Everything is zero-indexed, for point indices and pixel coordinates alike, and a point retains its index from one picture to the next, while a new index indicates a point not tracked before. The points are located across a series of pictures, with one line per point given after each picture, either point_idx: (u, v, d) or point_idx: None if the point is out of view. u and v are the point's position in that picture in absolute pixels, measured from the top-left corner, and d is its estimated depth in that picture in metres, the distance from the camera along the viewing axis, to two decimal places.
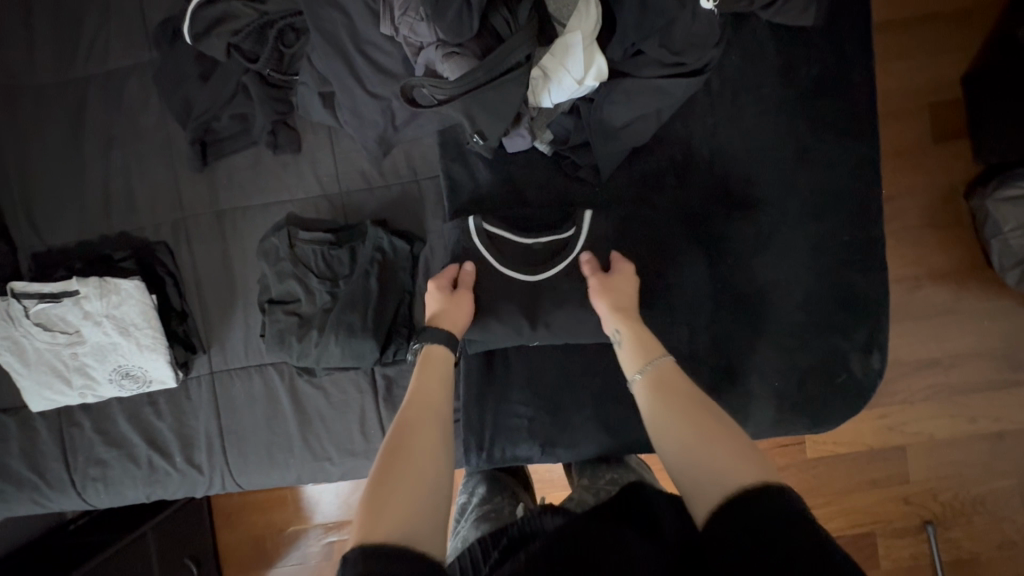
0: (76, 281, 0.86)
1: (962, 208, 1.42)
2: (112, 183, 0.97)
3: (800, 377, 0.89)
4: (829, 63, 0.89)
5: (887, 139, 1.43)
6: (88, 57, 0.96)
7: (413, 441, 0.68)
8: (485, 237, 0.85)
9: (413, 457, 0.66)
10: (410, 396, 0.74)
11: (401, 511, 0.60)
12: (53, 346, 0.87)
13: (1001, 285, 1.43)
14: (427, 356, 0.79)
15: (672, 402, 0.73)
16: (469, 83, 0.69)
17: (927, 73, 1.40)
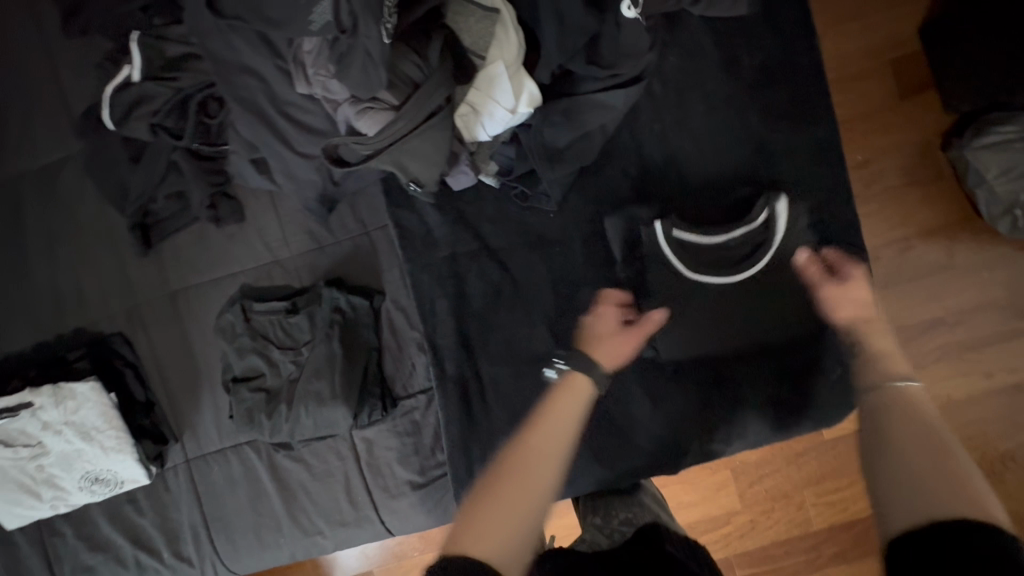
0: (30, 392, 0.83)
1: (940, 160, 1.38)
2: (59, 280, 0.94)
3: (792, 376, 0.84)
4: (771, 48, 0.85)
5: (852, 104, 1.38)
6: (18, 156, 0.94)
7: (537, 464, 0.62)
8: (675, 245, 0.81)
9: (528, 482, 0.61)
10: (544, 417, 0.68)
11: (505, 534, 0.55)
12: (16, 462, 0.84)
13: (992, 233, 1.38)
14: (572, 378, 0.72)
15: (910, 419, 0.58)
16: (391, 136, 0.68)
17: (881, 33, 1.38)
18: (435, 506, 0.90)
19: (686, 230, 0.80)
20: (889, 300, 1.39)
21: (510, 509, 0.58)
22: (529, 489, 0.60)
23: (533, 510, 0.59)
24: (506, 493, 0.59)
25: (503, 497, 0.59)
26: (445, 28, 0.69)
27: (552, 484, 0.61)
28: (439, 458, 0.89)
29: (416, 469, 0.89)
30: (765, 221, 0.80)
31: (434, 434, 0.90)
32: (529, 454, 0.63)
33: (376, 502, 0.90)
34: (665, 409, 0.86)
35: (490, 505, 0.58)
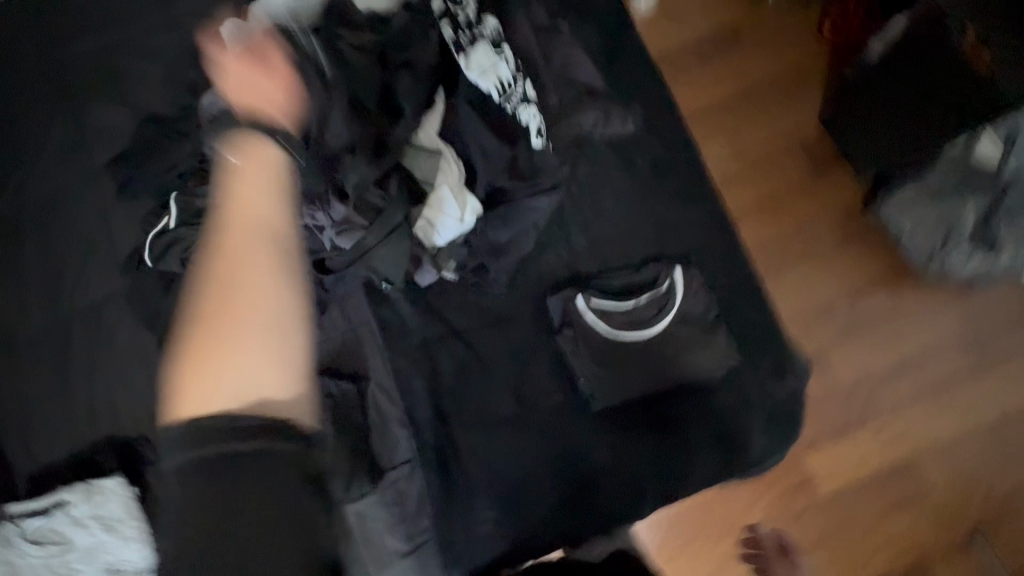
0: (65, 491, 0.97)
1: (866, 221, 1.66)
2: (95, 394, 1.10)
3: (728, 415, 0.95)
4: (660, 151, 1.08)
5: (777, 182, 1.70)
6: (72, 296, 1.15)
7: (226, 287, 0.49)
8: (597, 311, 0.97)
9: (250, 293, 0.49)
10: (228, 187, 0.53)
11: (232, 389, 0.47)
12: (45, 560, 0.94)
13: (930, 281, 1.62)
14: (254, 147, 0.56)
15: None
16: (364, 247, 0.91)
17: (787, 127, 1.73)
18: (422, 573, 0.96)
19: (600, 297, 0.98)
20: (848, 353, 1.58)
21: (237, 343, 0.48)
22: (236, 305, 0.48)
23: (275, 328, 0.49)
24: (214, 339, 0.48)
25: (217, 339, 0.48)
26: (403, 166, 0.94)
27: (261, 292, 0.49)
28: (424, 524, 0.98)
29: (403, 536, 0.98)
30: (666, 285, 0.98)
31: (418, 501, 0.99)
32: (206, 283, 0.49)
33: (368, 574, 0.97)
34: (622, 454, 0.96)
35: (207, 358, 0.47)
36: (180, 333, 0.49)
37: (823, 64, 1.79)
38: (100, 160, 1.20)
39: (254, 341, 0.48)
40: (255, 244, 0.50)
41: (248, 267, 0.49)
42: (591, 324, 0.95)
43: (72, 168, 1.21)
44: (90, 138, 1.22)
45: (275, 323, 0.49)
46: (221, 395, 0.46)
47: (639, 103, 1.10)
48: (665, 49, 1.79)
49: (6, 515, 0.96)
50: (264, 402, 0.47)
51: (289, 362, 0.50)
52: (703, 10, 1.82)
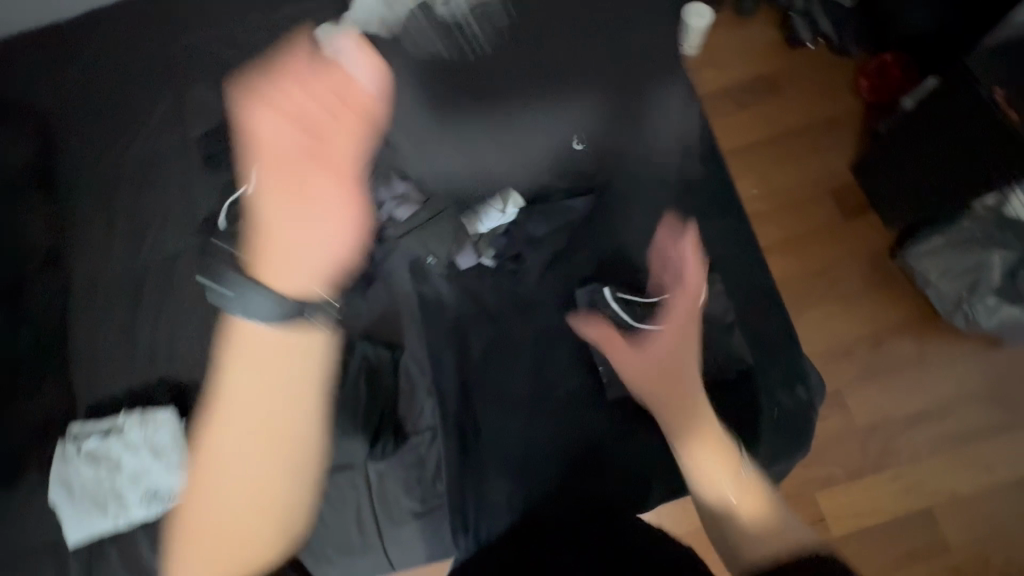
0: (120, 417, 1.06)
1: (891, 267, 1.70)
2: (161, 340, 1.23)
3: (742, 414, 0.98)
4: (691, 168, 1.17)
5: (805, 222, 1.76)
6: (152, 252, 1.29)
7: (218, 468, 0.73)
8: (621, 304, 1.04)
9: (208, 478, 0.73)
10: (218, 368, 0.76)
11: (242, 538, 0.74)
12: (96, 478, 1.03)
13: (955, 332, 1.63)
14: (240, 330, 0.75)
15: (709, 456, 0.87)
16: (415, 221, 1.09)
17: (819, 171, 1.81)
18: (431, 534, 1.02)
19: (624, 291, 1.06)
20: (866, 394, 1.59)
21: (213, 511, 0.73)
22: (231, 470, 0.72)
23: (257, 500, 0.73)
24: (214, 509, 0.73)
25: (214, 474, 0.73)
26: None
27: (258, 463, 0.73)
28: (438, 488, 1.03)
29: (417, 498, 1.03)
30: None
31: (435, 467, 1.04)
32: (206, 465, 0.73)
33: (382, 529, 1.02)
34: (633, 443, 1.01)
35: (202, 535, 0.73)
36: (192, 482, 0.75)
37: (858, 116, 1.88)
38: (191, 136, 1.37)
39: (237, 504, 0.72)
40: (222, 431, 0.73)
41: (240, 470, 0.72)
42: (615, 314, 1.02)
43: (165, 141, 1.37)
44: (184, 118, 1.39)
45: (265, 484, 0.73)
46: (226, 545, 0.73)
47: (675, 119, 1.18)
48: (707, 91, 1.91)
49: (68, 434, 1.07)
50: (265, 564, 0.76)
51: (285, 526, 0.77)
52: (744, 58, 1.94)
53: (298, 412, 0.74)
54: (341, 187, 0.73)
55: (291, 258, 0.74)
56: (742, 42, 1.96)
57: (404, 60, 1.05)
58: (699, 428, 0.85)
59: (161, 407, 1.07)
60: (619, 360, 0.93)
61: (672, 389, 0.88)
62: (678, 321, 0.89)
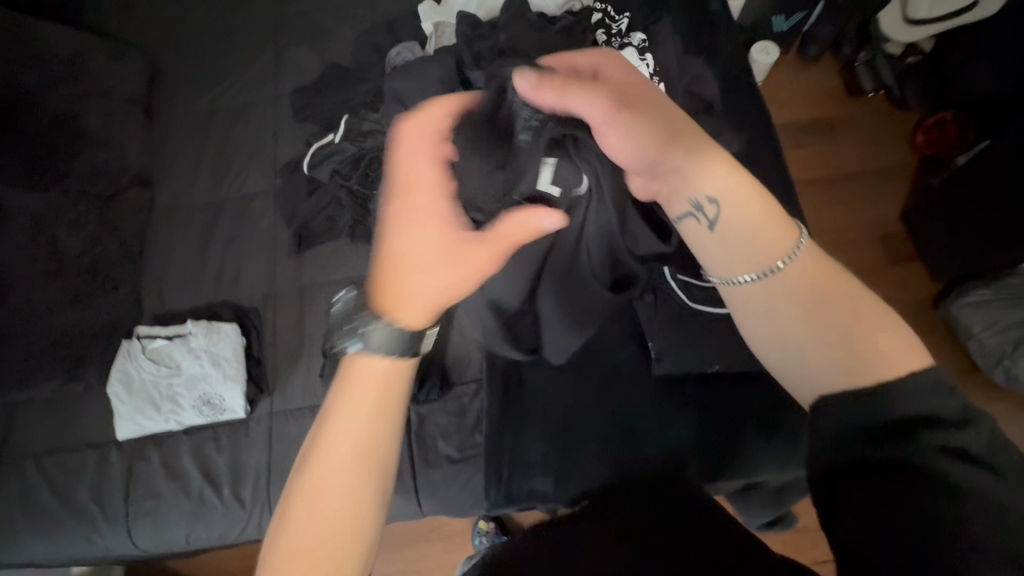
0: (188, 325, 1.12)
1: (932, 316, 1.70)
2: (225, 264, 1.25)
3: (782, 415, 1.01)
4: (762, 175, 1.19)
5: (848, 260, 1.78)
6: (228, 181, 1.32)
7: (329, 527, 0.56)
8: (679, 284, 1.02)
9: (292, 534, 0.55)
10: (295, 519, 0.56)
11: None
12: (155, 377, 1.08)
13: (992, 390, 1.61)
14: (351, 364, 0.62)
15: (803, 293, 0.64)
16: None
17: (868, 214, 1.84)
18: (463, 482, 1.04)
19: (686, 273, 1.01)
20: None
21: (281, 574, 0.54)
22: (322, 514, 0.56)
23: (332, 553, 0.56)
24: (288, 566, 0.54)
25: (292, 532, 0.56)
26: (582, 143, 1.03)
27: (366, 497, 0.59)
28: (476, 439, 1.06)
29: (455, 445, 1.06)
30: None
31: (476, 417, 1.08)
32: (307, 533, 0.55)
33: (415, 471, 1.04)
34: (675, 421, 1.01)
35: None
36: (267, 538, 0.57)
37: (912, 167, 1.90)
38: (282, 92, 1.41)
39: (310, 563, 0.55)
40: (322, 470, 0.58)
41: (329, 516, 0.56)
42: (671, 295, 1.03)
43: (257, 94, 1.41)
44: (279, 64, 1.44)
45: (351, 531, 0.57)
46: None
47: (751, 131, 1.23)
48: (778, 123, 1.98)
49: (135, 333, 1.14)
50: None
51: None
52: (806, 100, 2.01)
53: (392, 448, 0.61)
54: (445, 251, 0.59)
55: (404, 296, 0.61)
56: (807, 85, 2.02)
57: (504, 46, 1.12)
58: (741, 230, 0.66)
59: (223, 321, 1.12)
60: (606, 135, 0.67)
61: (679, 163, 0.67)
62: (631, 82, 0.68)
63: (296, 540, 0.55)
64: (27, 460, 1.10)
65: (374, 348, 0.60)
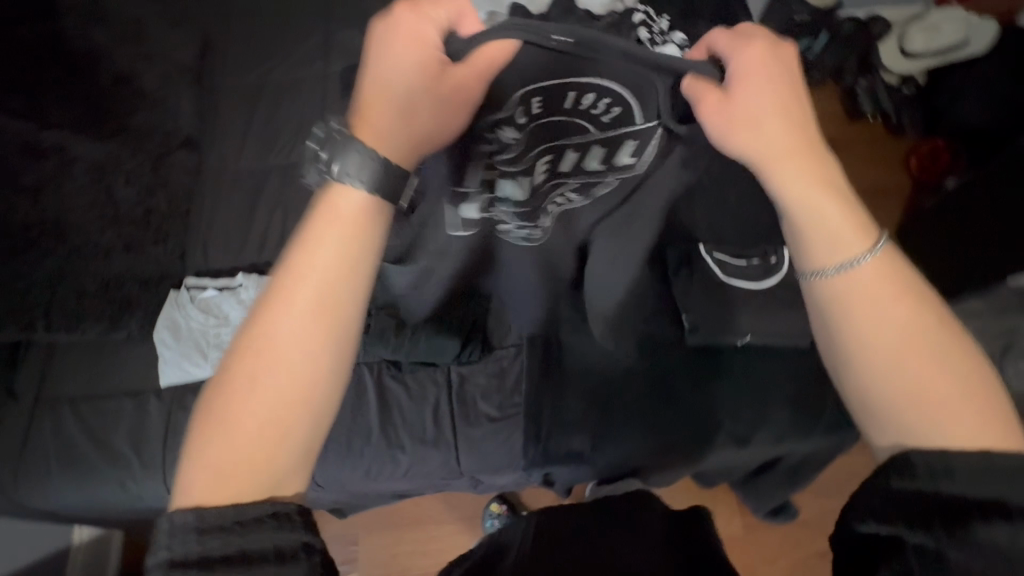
0: (239, 278, 1.17)
1: None
2: (270, 227, 1.28)
3: (808, 384, 1.08)
4: None
5: None
6: (275, 149, 1.36)
7: (270, 351, 0.52)
8: (714, 261, 1.12)
9: (249, 373, 0.51)
10: (261, 334, 0.52)
11: (251, 463, 0.50)
12: (202, 326, 1.12)
13: None
14: (332, 194, 0.54)
15: (878, 313, 0.57)
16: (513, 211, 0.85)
17: None
18: (503, 440, 1.09)
19: (722, 253, 1.12)
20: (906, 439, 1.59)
21: (238, 416, 0.50)
22: (280, 362, 0.51)
23: (294, 406, 0.51)
24: (245, 410, 0.51)
25: (249, 375, 0.51)
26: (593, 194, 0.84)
27: (320, 350, 0.52)
28: (516, 397, 1.11)
29: (495, 404, 1.11)
30: (773, 254, 1.14)
31: (517, 379, 1.13)
32: (255, 342, 0.52)
33: (456, 428, 1.09)
34: (703, 387, 1.09)
35: (206, 438, 0.51)
36: (222, 371, 0.53)
37: (907, 187, 1.94)
38: (331, 71, 1.43)
39: (266, 410, 0.51)
40: (281, 317, 0.52)
41: (285, 366, 0.51)
42: (712, 272, 1.11)
43: (306, 71, 1.44)
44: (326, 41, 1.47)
45: (313, 387, 0.52)
46: (236, 469, 0.50)
47: None
48: None
49: (183, 285, 1.19)
50: (276, 490, 0.52)
51: (312, 457, 0.54)
52: None
53: (360, 300, 0.54)
54: (422, 82, 0.55)
55: (387, 113, 0.56)
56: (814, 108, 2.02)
57: None
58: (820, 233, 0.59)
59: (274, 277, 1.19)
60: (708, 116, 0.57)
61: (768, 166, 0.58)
62: (766, 68, 0.56)
63: (245, 348, 0.52)
64: (69, 403, 1.12)
65: (348, 182, 0.53)
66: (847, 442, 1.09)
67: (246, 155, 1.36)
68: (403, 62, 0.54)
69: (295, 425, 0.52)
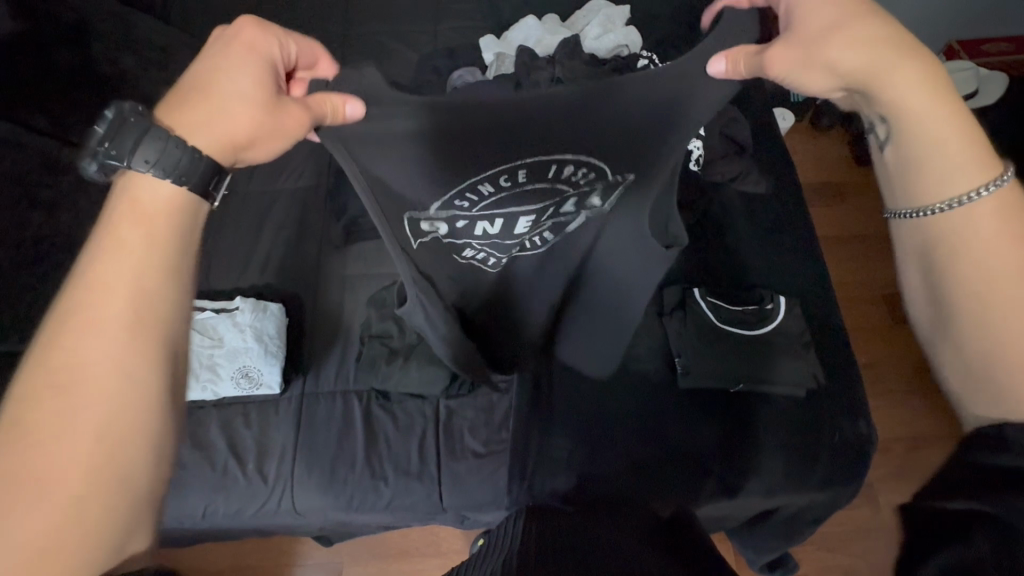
0: (237, 301, 1.17)
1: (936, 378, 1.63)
2: (273, 251, 1.31)
3: (801, 435, 1.06)
4: (782, 214, 1.27)
5: (852, 318, 1.72)
6: (283, 176, 1.40)
7: (78, 379, 0.49)
8: (708, 303, 1.13)
9: (49, 429, 0.47)
10: (64, 361, 0.49)
11: (82, 509, 0.46)
12: (198, 347, 1.13)
13: None
14: (133, 185, 0.55)
15: (999, 253, 0.56)
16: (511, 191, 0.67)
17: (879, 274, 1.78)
18: (486, 477, 1.08)
19: (716, 297, 1.15)
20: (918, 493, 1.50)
21: (39, 466, 0.46)
22: (96, 384, 0.49)
23: (114, 443, 0.49)
24: (41, 462, 0.46)
25: (53, 415, 0.47)
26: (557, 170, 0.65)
27: (139, 362, 0.51)
28: (502, 434, 1.10)
29: (481, 440, 1.10)
30: (770, 302, 1.14)
31: (504, 415, 1.12)
32: (56, 374, 0.49)
33: (440, 461, 1.08)
34: (693, 431, 1.06)
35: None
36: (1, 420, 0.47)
37: None
38: None
39: (77, 461, 0.47)
40: (80, 339, 0.50)
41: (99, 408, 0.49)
42: (706, 314, 1.12)
43: None
44: None
45: (138, 430, 0.50)
46: (48, 537, 0.44)
47: (776, 177, 1.32)
48: (807, 180, 1.94)
49: None
50: (118, 552, 0.48)
51: (146, 498, 0.51)
52: (813, 164, 1.97)
53: (180, 314, 0.55)
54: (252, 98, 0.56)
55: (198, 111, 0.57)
56: (818, 152, 1.99)
57: (558, 76, 1.17)
58: (934, 158, 0.59)
59: (272, 303, 1.19)
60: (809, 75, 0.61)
61: (882, 78, 0.57)
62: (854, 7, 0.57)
63: (43, 383, 0.48)
64: None
65: (145, 170, 0.54)
66: (842, 499, 1.04)
67: (255, 181, 1.40)
68: (246, 80, 0.56)
69: (135, 452, 0.50)
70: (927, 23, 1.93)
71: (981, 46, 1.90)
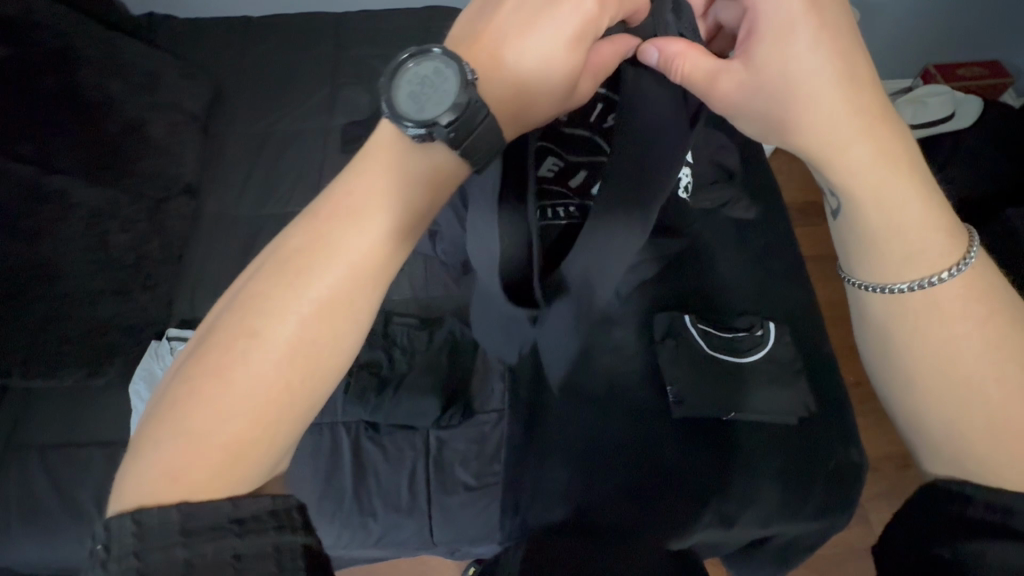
0: None
1: None
2: None
3: (795, 463, 1.06)
4: (772, 241, 1.29)
5: (838, 338, 1.74)
6: (272, 203, 1.38)
7: (279, 298, 0.52)
8: (698, 330, 1.13)
9: (218, 367, 0.49)
10: (267, 281, 0.53)
11: (234, 444, 0.48)
12: None
13: None
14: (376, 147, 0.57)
15: (976, 330, 0.58)
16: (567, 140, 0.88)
17: None
18: (480, 510, 1.07)
19: (706, 325, 1.14)
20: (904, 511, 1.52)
21: (228, 379, 0.49)
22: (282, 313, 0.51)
23: (295, 377, 0.51)
24: (231, 378, 0.49)
25: (249, 333, 0.51)
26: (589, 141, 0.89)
27: (343, 303, 0.52)
28: (495, 465, 1.09)
29: (473, 472, 1.09)
30: (760, 329, 1.14)
31: (496, 445, 1.11)
32: (271, 279, 0.52)
33: (432, 495, 1.07)
34: (691, 461, 1.05)
35: (180, 403, 0.49)
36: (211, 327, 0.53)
37: None
38: (333, 124, 1.48)
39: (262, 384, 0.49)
40: (319, 272, 0.52)
41: (263, 350, 0.50)
42: (698, 343, 1.11)
43: (308, 124, 1.48)
44: (335, 105, 1.51)
45: (310, 368, 0.51)
46: (215, 450, 0.48)
47: (765, 204, 1.34)
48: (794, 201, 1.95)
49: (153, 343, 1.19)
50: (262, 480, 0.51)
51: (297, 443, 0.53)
52: (798, 185, 1.98)
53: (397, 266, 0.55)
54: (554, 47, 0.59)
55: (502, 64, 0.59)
56: (803, 173, 2.00)
57: None
58: (907, 245, 0.59)
59: None
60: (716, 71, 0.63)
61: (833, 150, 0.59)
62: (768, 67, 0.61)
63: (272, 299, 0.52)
64: (41, 450, 1.10)
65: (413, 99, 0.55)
66: (837, 527, 1.06)
67: (244, 206, 1.39)
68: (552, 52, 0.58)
69: (298, 393, 0.51)
70: (909, 49, 1.97)
71: (956, 71, 1.95)
